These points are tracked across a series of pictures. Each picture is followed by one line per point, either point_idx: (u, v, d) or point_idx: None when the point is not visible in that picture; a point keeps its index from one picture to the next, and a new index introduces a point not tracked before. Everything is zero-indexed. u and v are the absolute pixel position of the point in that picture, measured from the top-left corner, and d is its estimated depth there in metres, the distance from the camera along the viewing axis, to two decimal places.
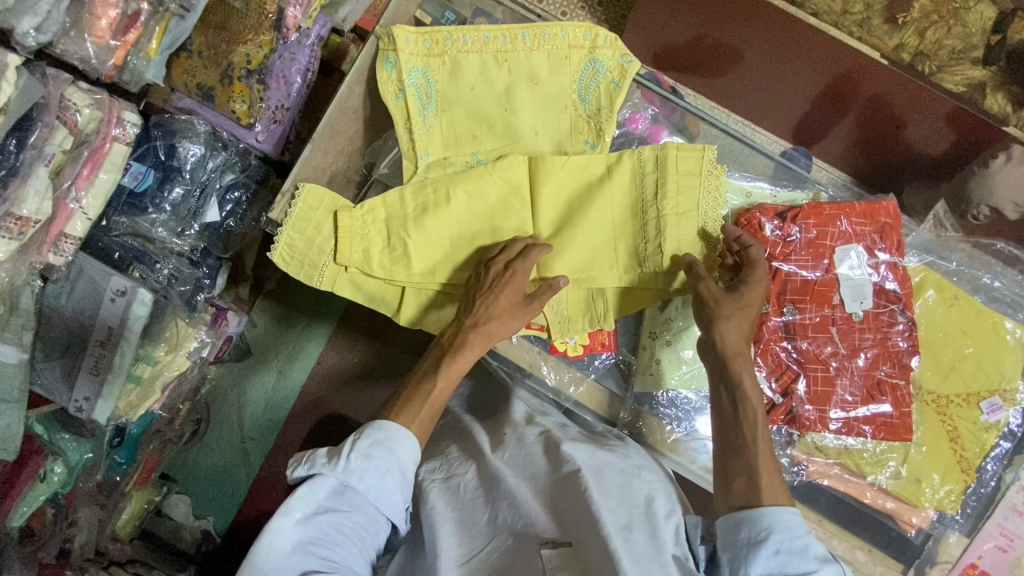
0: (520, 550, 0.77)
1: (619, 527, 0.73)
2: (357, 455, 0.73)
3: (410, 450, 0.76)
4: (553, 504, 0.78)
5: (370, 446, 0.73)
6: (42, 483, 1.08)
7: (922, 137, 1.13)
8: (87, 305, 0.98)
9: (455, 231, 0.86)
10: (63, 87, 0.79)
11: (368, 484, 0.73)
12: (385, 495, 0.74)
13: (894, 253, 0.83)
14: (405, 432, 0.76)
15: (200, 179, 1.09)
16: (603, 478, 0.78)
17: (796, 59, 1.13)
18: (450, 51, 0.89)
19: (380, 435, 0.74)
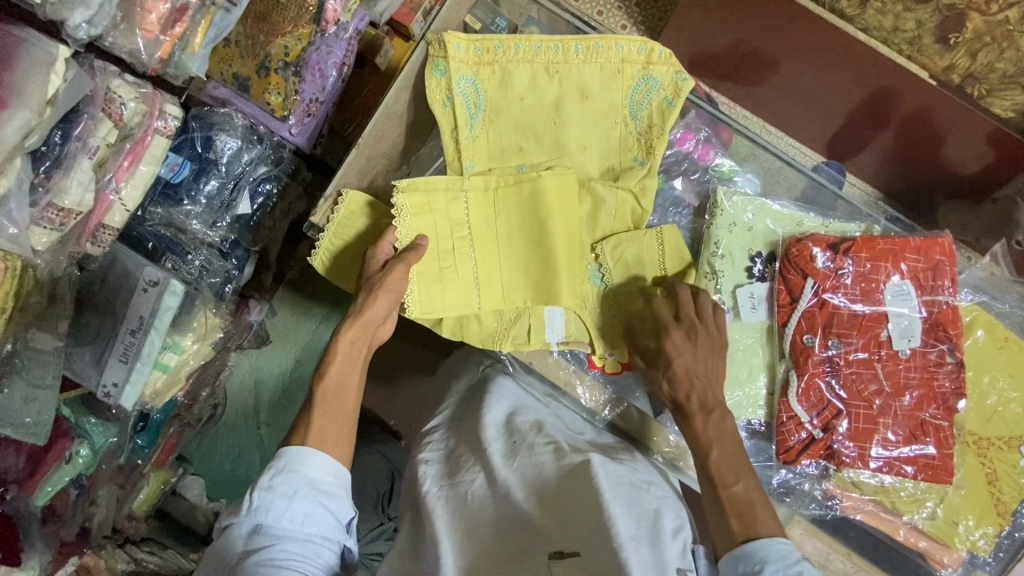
0: (524, 555, 0.75)
1: (630, 536, 0.69)
2: (259, 488, 0.67)
3: (315, 462, 0.70)
4: (556, 510, 0.77)
5: (271, 476, 0.68)
6: (66, 465, 1.11)
7: (961, 158, 1.11)
8: (122, 292, 0.99)
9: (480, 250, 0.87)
10: (110, 79, 0.79)
11: (280, 514, 0.66)
12: (308, 516, 0.67)
13: (947, 292, 0.82)
14: (304, 449, 0.70)
15: (235, 172, 1.10)
16: (615, 485, 0.75)
17: (836, 75, 1.12)
18: (501, 61, 0.87)
19: (279, 462, 0.69)
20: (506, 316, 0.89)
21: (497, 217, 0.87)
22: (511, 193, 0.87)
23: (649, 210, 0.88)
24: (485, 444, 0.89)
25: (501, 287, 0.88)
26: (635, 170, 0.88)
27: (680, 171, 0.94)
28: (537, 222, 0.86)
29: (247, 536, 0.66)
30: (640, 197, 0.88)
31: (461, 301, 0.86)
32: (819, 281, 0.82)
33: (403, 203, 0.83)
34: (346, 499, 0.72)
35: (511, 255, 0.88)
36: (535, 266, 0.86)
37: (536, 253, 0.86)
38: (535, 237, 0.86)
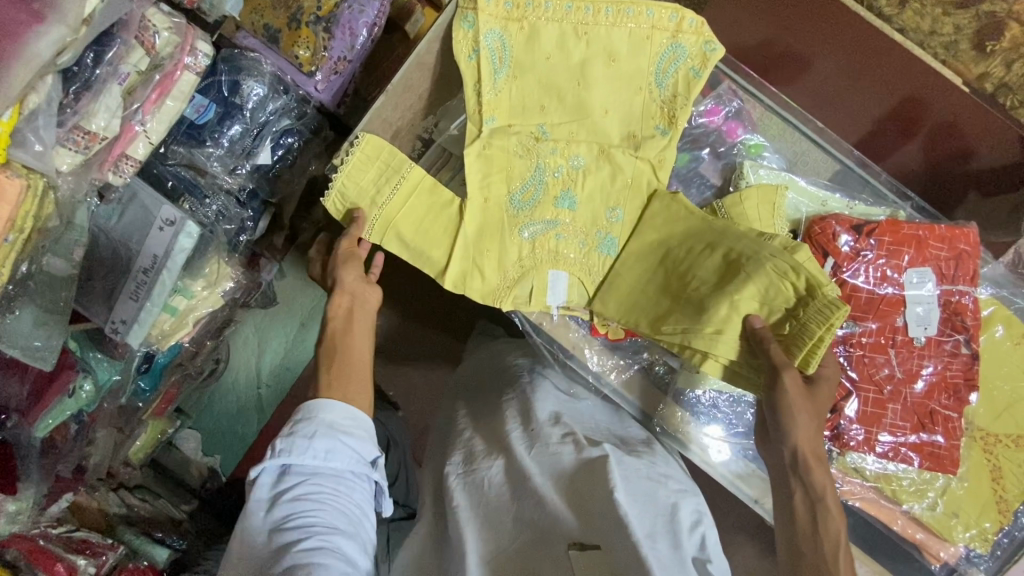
0: (543, 543, 0.76)
1: (643, 534, 0.70)
2: (282, 434, 0.68)
3: (335, 405, 0.71)
4: (581, 503, 0.77)
5: (294, 422, 0.69)
6: (69, 398, 1.11)
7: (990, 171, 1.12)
8: (137, 229, 1.00)
9: (486, 208, 0.86)
10: (146, 8, 0.79)
11: (306, 455, 0.67)
12: (331, 452, 0.68)
13: (967, 283, 0.82)
14: (324, 397, 0.71)
15: (259, 120, 1.09)
16: (630, 482, 0.77)
17: (864, 78, 1.15)
18: (530, 17, 0.82)
19: (300, 408, 0.70)
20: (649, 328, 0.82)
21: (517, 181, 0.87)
22: (516, 156, 0.87)
23: (666, 183, 0.86)
24: (505, 435, 0.93)
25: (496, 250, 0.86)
26: (656, 139, 0.84)
27: (707, 144, 0.93)
28: (737, 248, 0.78)
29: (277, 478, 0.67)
30: (657, 170, 0.85)
31: (469, 253, 0.86)
32: (839, 260, 0.82)
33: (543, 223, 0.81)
34: (370, 426, 0.73)
35: (693, 284, 0.80)
36: (713, 288, 0.77)
37: (715, 274, 0.79)
38: (547, 203, 0.87)
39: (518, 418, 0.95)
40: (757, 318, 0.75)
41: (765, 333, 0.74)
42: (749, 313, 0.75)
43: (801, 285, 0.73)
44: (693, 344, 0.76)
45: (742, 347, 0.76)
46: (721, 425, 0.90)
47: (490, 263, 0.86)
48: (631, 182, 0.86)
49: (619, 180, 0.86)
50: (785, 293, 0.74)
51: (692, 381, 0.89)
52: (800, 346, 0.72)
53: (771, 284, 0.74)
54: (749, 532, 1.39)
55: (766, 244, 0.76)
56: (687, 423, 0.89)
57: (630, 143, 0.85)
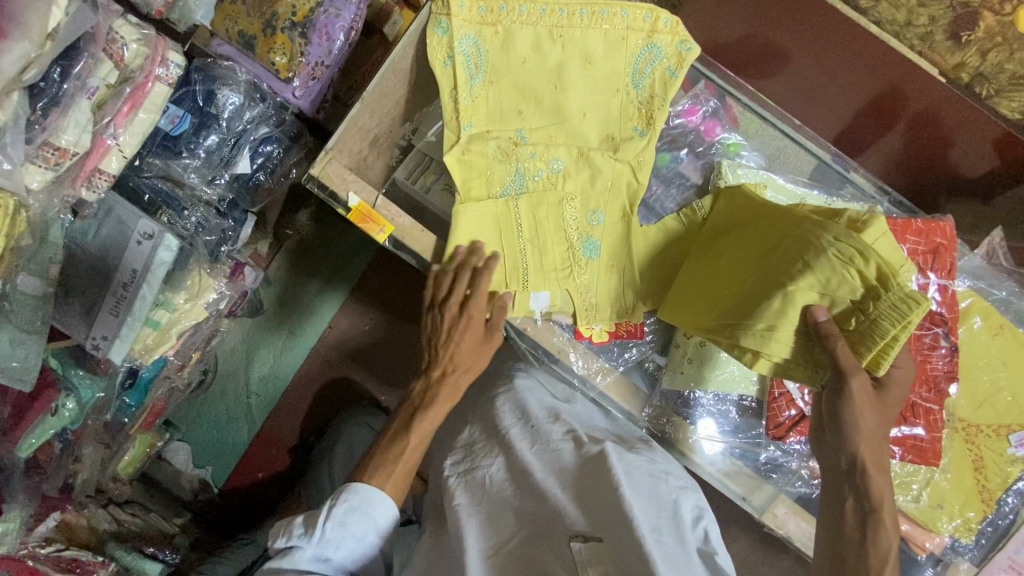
0: (546, 540, 0.77)
1: (649, 528, 0.71)
2: (333, 522, 0.75)
3: (382, 506, 0.79)
4: (585, 499, 0.78)
5: (346, 512, 0.76)
6: (52, 417, 1.08)
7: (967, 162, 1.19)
8: (113, 244, 0.99)
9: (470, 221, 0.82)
10: (112, 18, 0.79)
11: (344, 550, 0.76)
12: (364, 536, 0.77)
13: (944, 276, 0.83)
14: (379, 494, 0.79)
15: (236, 129, 1.08)
16: (633, 477, 0.77)
17: (843, 71, 1.21)
18: (504, 22, 0.82)
19: (356, 500, 0.77)
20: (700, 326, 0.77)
21: (503, 184, 0.84)
22: (492, 159, 0.84)
23: (646, 185, 0.85)
24: (502, 433, 0.92)
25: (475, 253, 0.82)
26: (635, 141, 0.84)
27: (685, 143, 0.93)
28: (798, 237, 0.73)
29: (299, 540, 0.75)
30: (637, 172, 0.84)
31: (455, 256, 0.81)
32: None
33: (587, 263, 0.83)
34: (394, 514, 0.81)
35: (749, 275, 0.74)
36: (769, 280, 0.71)
37: (771, 264, 0.73)
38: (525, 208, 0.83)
39: (514, 417, 0.94)
40: (820, 310, 0.68)
41: (830, 328, 0.67)
42: (810, 305, 0.69)
43: (869, 278, 0.67)
44: (744, 343, 0.71)
45: (798, 344, 0.71)
46: (716, 424, 0.89)
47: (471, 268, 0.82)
48: (610, 184, 0.84)
49: (599, 182, 0.84)
50: (851, 283, 0.67)
51: (678, 382, 0.88)
52: (870, 344, 0.67)
53: (835, 274, 0.68)
54: (742, 525, 1.41)
55: (829, 231, 0.70)
56: (685, 424, 0.88)
57: (609, 145, 0.85)
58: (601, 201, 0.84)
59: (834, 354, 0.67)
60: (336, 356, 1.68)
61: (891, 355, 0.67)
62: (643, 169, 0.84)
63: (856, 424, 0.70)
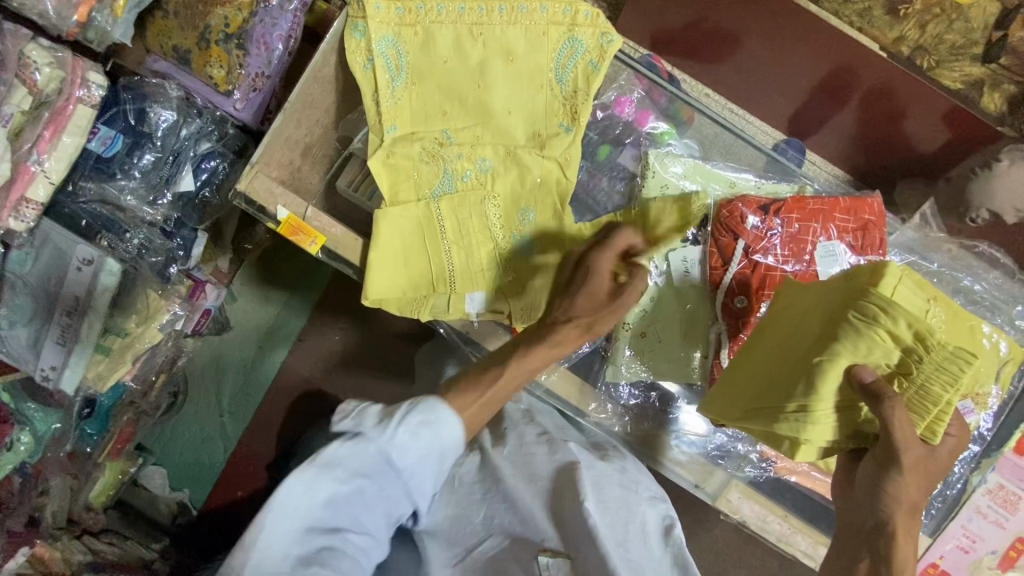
0: (518, 554, 0.75)
1: (616, 542, 0.72)
2: (405, 427, 0.59)
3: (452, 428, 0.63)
4: (560, 512, 0.77)
5: (420, 422, 0.61)
6: (8, 453, 1.07)
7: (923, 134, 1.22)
8: (53, 272, 0.98)
9: (402, 231, 0.81)
10: (22, 43, 0.79)
11: (413, 459, 0.60)
12: (428, 440, 0.61)
13: (875, 251, 0.83)
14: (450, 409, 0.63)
15: (173, 146, 1.05)
16: (602, 489, 0.78)
17: (796, 48, 1.22)
18: (423, 22, 0.81)
19: (427, 412, 0.61)
20: (738, 416, 0.73)
21: (436, 184, 0.83)
22: (418, 162, 0.83)
23: (575, 180, 0.83)
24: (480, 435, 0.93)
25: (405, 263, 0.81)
26: (561, 136, 0.82)
27: (615, 136, 0.94)
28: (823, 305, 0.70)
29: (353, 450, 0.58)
30: (564, 169, 0.82)
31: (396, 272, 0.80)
32: (749, 242, 0.83)
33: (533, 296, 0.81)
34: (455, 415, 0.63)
35: (780, 356, 0.72)
36: (802, 359, 0.69)
37: (803, 338, 0.70)
38: (462, 219, 0.82)
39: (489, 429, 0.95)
40: (866, 370, 0.64)
41: (880, 389, 0.62)
42: (854, 365, 0.64)
43: (902, 337, 0.64)
44: (781, 430, 0.68)
45: (840, 419, 0.67)
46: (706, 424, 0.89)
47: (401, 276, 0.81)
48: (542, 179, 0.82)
49: (528, 180, 0.82)
50: (883, 344, 0.64)
51: (621, 374, 0.87)
52: (921, 411, 0.65)
53: (864, 340, 0.64)
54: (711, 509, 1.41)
55: (851, 292, 0.68)
56: (639, 415, 0.91)
57: (536, 141, 0.83)
58: (534, 201, 0.82)
59: (889, 420, 0.62)
60: (304, 369, 1.66)
61: (947, 419, 0.64)
62: (571, 165, 0.82)
63: (895, 492, 0.66)
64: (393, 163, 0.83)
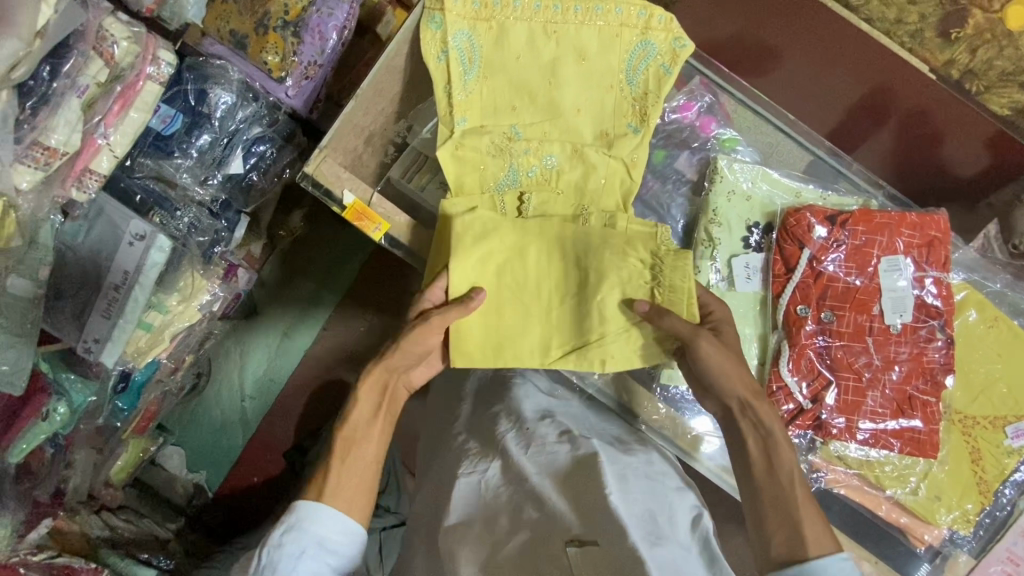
0: (543, 546, 0.74)
1: (645, 534, 0.71)
2: (268, 546, 0.69)
3: (325, 519, 0.71)
4: (578, 498, 0.77)
5: (282, 532, 0.70)
6: (43, 423, 1.05)
7: (958, 158, 1.21)
8: (104, 245, 0.98)
9: (470, 230, 0.81)
10: (102, 16, 0.77)
11: (283, 573, 0.68)
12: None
13: (940, 269, 0.86)
14: (315, 505, 0.71)
15: (228, 129, 1.08)
16: (625, 480, 0.79)
17: (835, 67, 1.22)
18: (498, 16, 0.82)
19: (291, 517, 0.71)
20: (550, 354, 0.83)
21: (506, 174, 0.84)
22: (487, 155, 0.84)
23: (639, 181, 0.84)
24: (499, 437, 0.92)
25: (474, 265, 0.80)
26: (629, 137, 0.84)
27: (681, 139, 0.95)
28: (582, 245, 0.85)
29: None
30: (631, 168, 0.84)
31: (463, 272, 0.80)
32: (813, 250, 0.86)
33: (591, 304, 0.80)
34: (355, 554, 0.73)
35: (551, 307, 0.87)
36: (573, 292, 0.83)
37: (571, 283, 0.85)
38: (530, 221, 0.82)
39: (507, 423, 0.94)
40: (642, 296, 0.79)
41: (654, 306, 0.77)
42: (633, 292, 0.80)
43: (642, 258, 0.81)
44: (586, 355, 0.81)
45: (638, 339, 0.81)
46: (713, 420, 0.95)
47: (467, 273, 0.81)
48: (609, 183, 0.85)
49: (592, 179, 0.85)
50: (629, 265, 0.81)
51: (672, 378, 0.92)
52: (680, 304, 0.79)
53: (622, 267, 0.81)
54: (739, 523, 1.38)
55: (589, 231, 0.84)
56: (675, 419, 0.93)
57: (603, 142, 0.85)
58: (598, 197, 0.85)
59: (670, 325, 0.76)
60: (331, 357, 1.67)
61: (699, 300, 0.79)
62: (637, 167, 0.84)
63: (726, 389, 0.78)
64: (468, 155, 0.84)
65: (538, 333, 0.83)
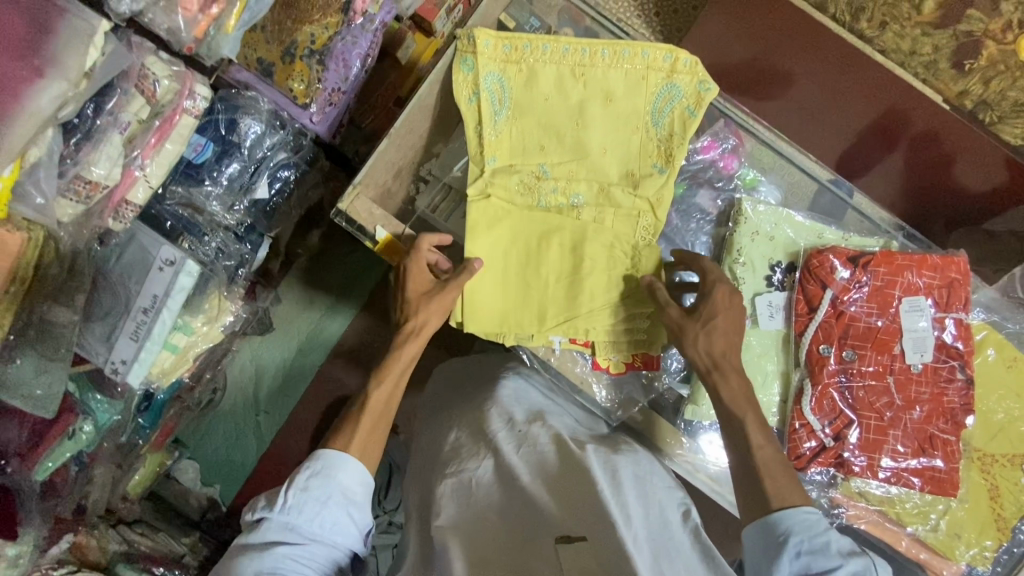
0: (532, 544, 0.78)
1: (633, 529, 0.72)
2: (296, 488, 0.73)
3: (351, 470, 0.76)
4: (563, 495, 0.79)
5: (309, 477, 0.74)
6: (69, 441, 1.09)
7: (971, 180, 1.19)
8: (135, 270, 1.00)
9: (494, 257, 0.85)
10: (145, 57, 0.79)
11: (308, 517, 0.72)
12: (335, 524, 0.74)
13: (961, 309, 0.88)
14: (344, 458, 0.76)
15: (257, 156, 1.12)
16: (619, 480, 0.78)
17: (840, 91, 1.24)
18: (527, 60, 0.85)
19: (318, 465, 0.75)
20: (546, 323, 0.84)
21: (537, 203, 0.87)
22: (516, 195, 0.87)
23: (665, 219, 0.86)
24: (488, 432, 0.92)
25: (491, 289, 0.85)
26: (654, 177, 0.86)
27: (705, 179, 0.98)
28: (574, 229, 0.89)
29: (268, 545, 0.71)
30: (653, 208, 0.86)
31: (486, 294, 0.85)
32: (836, 291, 0.88)
33: (596, 313, 0.84)
34: (368, 513, 0.78)
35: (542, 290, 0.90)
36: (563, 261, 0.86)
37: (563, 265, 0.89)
38: (562, 240, 0.85)
39: (499, 418, 0.94)
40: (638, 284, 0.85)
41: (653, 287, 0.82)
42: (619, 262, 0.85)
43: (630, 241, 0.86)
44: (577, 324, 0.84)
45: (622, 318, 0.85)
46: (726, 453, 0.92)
47: (492, 293, 0.85)
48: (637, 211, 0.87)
49: (608, 212, 0.87)
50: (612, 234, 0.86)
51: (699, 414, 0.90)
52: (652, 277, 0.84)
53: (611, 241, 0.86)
54: None
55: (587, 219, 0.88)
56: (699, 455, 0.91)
57: (629, 182, 0.87)
58: (624, 231, 0.87)
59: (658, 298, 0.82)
60: (344, 372, 1.68)
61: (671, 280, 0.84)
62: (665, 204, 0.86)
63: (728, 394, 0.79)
64: (502, 195, 0.87)
65: (534, 302, 0.85)
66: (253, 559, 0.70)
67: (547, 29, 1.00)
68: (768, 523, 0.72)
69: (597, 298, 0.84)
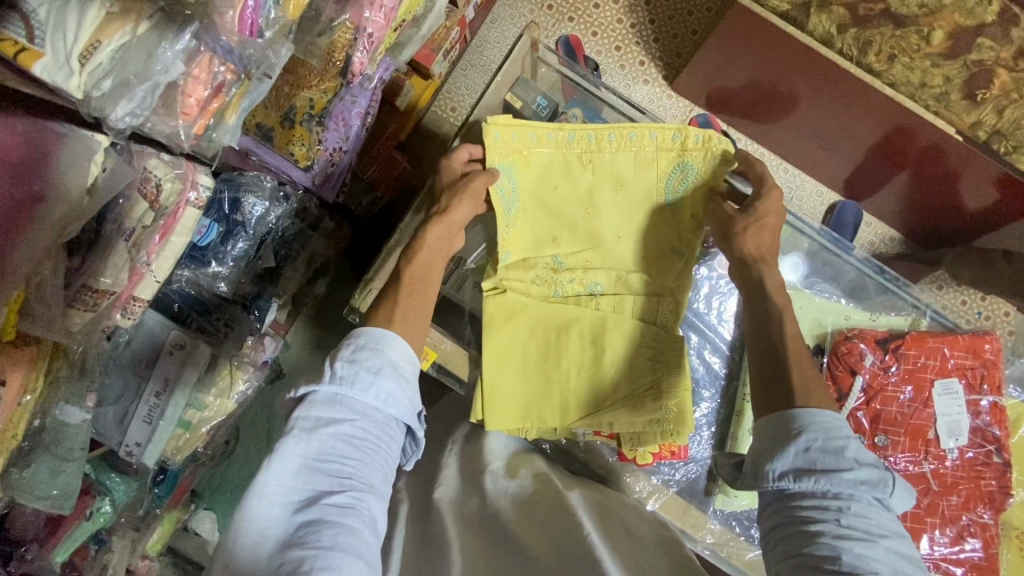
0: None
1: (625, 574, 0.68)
2: (343, 359, 0.70)
3: (398, 346, 0.73)
4: (551, 534, 0.77)
5: (355, 350, 0.71)
6: (87, 521, 1.08)
7: (978, 203, 1.25)
8: (144, 357, 1.00)
9: (520, 356, 0.92)
10: (147, 161, 0.79)
11: (361, 387, 0.69)
12: (389, 396, 0.70)
13: (992, 391, 0.98)
14: (388, 333, 0.74)
15: (261, 232, 1.11)
16: (601, 527, 0.78)
17: (849, 113, 1.22)
18: (534, 151, 0.92)
19: (363, 339, 0.72)
20: (569, 416, 0.90)
21: (553, 294, 0.95)
22: (536, 288, 0.95)
23: (684, 301, 0.93)
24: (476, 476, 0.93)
25: (515, 390, 0.90)
26: (675, 262, 0.94)
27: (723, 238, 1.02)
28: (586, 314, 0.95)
29: (313, 428, 0.67)
30: (677, 290, 0.93)
31: (513, 395, 0.90)
32: (868, 376, 0.96)
33: (616, 406, 0.89)
34: (419, 388, 0.75)
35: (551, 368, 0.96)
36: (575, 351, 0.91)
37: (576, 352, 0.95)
38: (583, 332, 0.91)
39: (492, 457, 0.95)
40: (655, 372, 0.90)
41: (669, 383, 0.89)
42: (639, 355, 0.90)
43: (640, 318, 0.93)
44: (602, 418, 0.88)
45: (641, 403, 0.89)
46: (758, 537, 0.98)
47: (525, 396, 0.91)
48: (652, 297, 0.94)
49: (625, 299, 0.94)
50: (624, 328, 0.91)
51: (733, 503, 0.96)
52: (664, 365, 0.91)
53: (625, 326, 0.91)
54: None
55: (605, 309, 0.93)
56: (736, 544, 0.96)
57: (645, 261, 0.94)
58: (643, 315, 0.94)
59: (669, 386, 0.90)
60: None
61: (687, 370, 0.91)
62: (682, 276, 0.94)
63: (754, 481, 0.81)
64: (520, 292, 0.94)
65: (557, 397, 0.90)
66: (299, 441, 0.66)
67: (553, 109, 0.99)
68: (787, 418, 0.72)
69: (617, 404, 0.89)
